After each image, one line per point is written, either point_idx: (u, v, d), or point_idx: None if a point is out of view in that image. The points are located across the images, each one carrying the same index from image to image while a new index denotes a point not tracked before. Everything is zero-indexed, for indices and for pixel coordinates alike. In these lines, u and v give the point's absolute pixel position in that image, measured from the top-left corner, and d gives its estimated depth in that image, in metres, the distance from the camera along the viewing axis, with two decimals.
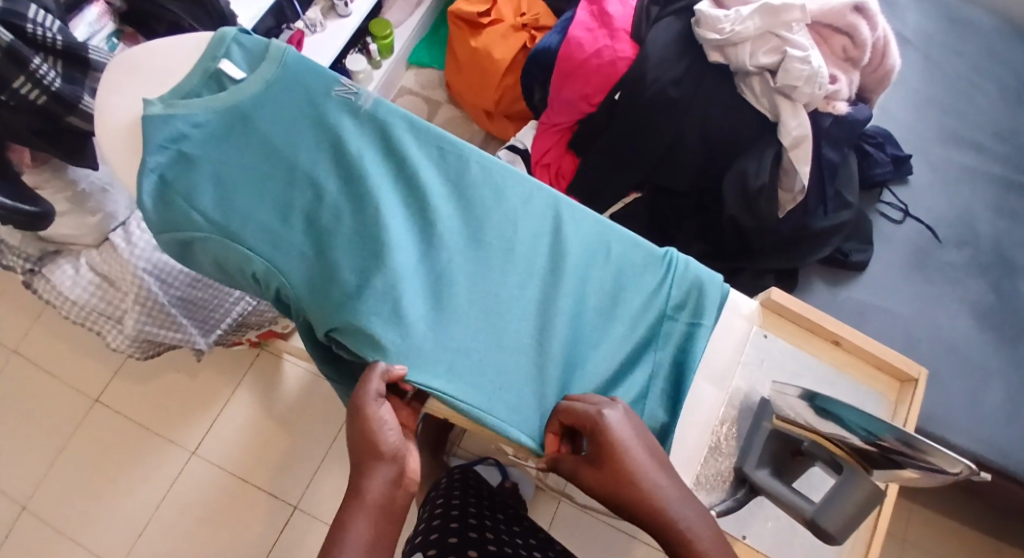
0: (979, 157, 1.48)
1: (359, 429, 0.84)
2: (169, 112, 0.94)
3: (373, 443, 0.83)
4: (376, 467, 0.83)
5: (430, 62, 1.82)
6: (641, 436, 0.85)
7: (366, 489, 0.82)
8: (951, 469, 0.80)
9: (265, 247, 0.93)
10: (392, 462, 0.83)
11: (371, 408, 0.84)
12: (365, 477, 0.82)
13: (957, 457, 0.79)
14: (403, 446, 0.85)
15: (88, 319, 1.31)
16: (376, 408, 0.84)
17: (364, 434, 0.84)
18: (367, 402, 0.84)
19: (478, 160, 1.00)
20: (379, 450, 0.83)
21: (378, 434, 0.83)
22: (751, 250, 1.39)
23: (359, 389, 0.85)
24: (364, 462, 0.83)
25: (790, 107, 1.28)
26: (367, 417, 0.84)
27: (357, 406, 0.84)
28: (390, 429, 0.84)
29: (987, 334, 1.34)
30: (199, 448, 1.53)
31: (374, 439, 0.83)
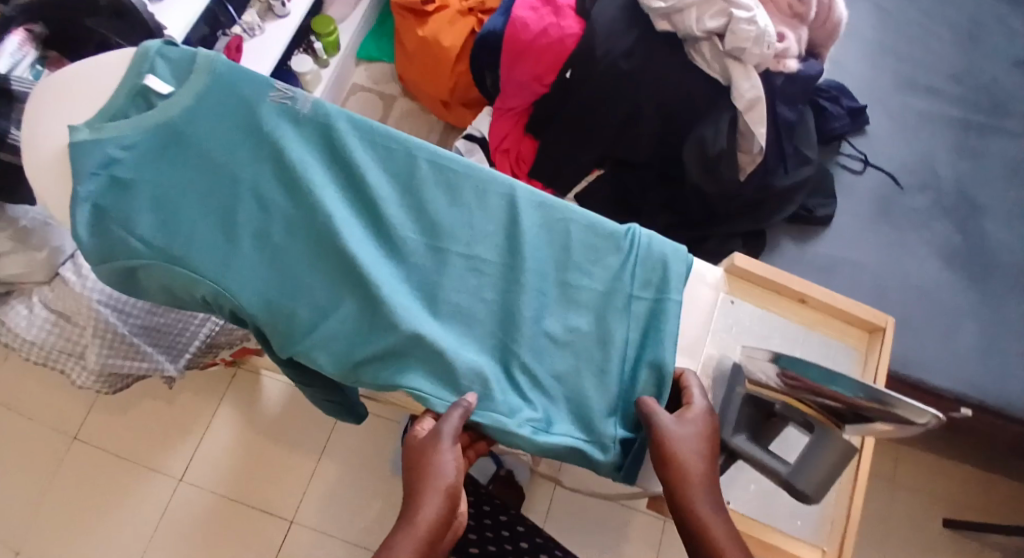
0: (933, 99, 1.48)
1: (423, 461, 0.84)
2: (96, 136, 0.91)
3: (434, 477, 0.82)
4: (435, 499, 0.81)
5: (379, 55, 1.79)
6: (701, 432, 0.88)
7: (418, 519, 0.80)
8: (920, 420, 0.79)
9: (211, 267, 0.90)
10: (448, 496, 0.82)
11: (440, 445, 0.84)
12: (418, 506, 0.80)
13: (925, 408, 0.77)
14: (459, 486, 0.83)
15: (50, 359, 1.26)
16: (447, 449, 0.84)
17: (427, 468, 0.83)
18: (442, 438, 0.84)
19: (427, 155, 0.97)
20: (442, 485, 0.82)
21: (440, 470, 0.82)
22: (717, 215, 1.38)
23: (439, 425, 0.85)
24: (423, 493, 0.81)
25: (741, 68, 1.27)
26: (434, 455, 0.83)
27: (433, 441, 0.84)
28: (453, 469, 0.83)
29: (954, 274, 1.34)
30: (186, 474, 1.50)
31: (437, 473, 0.82)
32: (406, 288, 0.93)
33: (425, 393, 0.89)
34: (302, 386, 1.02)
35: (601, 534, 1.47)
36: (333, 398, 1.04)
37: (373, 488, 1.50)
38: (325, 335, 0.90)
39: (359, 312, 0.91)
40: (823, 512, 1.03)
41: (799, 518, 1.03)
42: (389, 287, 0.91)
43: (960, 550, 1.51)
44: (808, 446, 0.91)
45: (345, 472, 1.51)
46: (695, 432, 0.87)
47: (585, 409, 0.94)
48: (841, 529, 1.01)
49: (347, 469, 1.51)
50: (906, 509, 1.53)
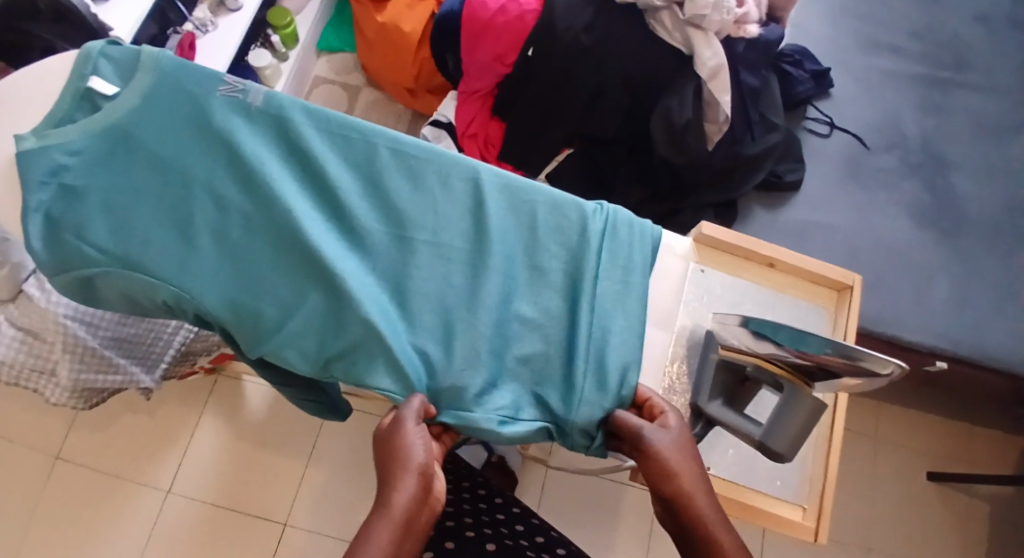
0: (896, 58, 1.49)
1: (390, 444, 0.82)
2: (43, 144, 0.90)
3: (404, 458, 0.80)
4: (408, 480, 0.79)
5: (341, 46, 1.75)
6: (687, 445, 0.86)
7: (393, 503, 0.78)
8: (885, 370, 0.79)
9: (170, 271, 0.88)
10: (420, 476, 0.80)
11: (406, 426, 0.83)
12: (391, 490, 0.78)
13: (889, 359, 0.78)
14: (431, 465, 0.82)
15: (21, 378, 1.24)
16: (413, 430, 0.83)
17: (396, 451, 0.81)
18: (407, 420, 0.83)
19: (385, 143, 0.95)
20: (412, 466, 0.80)
21: (409, 451, 0.81)
22: (686, 185, 1.37)
23: (403, 411, 0.84)
24: (394, 476, 0.80)
25: (702, 37, 1.26)
26: (401, 435, 0.82)
27: (398, 423, 0.83)
28: (421, 447, 0.82)
29: (925, 230, 1.35)
30: (174, 485, 1.48)
31: (405, 454, 0.81)
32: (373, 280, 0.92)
33: (389, 391, 0.89)
34: (278, 387, 1.00)
35: (595, 516, 1.47)
36: (310, 397, 1.02)
37: (364, 484, 1.49)
38: (294, 333, 0.89)
39: (324, 304, 0.90)
40: (803, 471, 1.03)
41: (779, 478, 1.03)
42: (354, 280, 0.90)
43: (948, 502, 1.53)
44: (778, 406, 0.91)
45: (334, 471, 1.50)
46: (678, 437, 0.86)
47: (559, 387, 0.93)
48: (820, 486, 1.02)
49: (336, 469, 1.50)
50: (892, 466, 1.55)
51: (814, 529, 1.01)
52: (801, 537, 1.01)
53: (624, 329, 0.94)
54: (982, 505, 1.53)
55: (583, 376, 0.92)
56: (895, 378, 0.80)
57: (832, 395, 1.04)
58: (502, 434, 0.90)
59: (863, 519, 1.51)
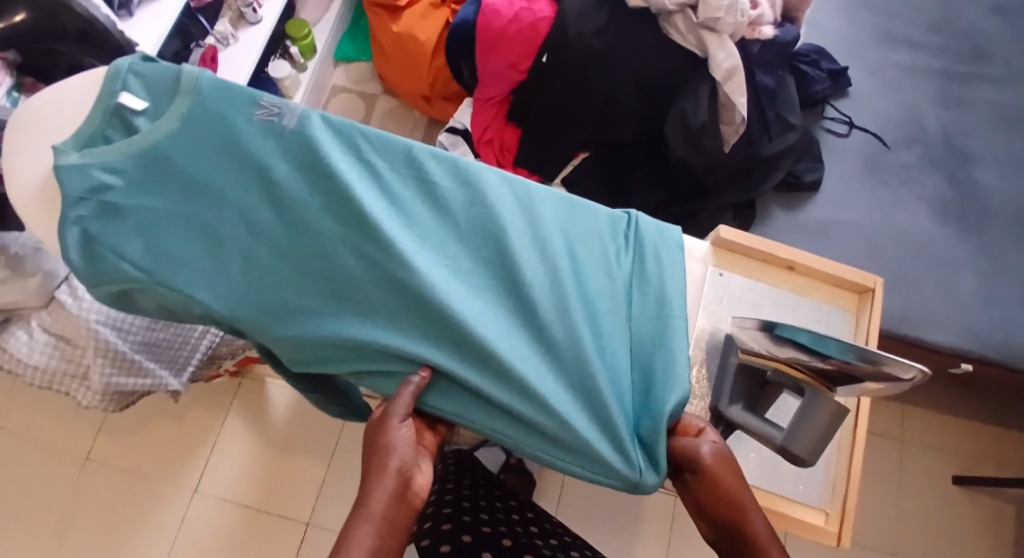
0: (914, 54, 1.48)
1: (373, 442, 0.87)
2: (83, 161, 0.94)
3: (383, 456, 0.86)
4: (387, 479, 0.84)
5: (357, 55, 1.78)
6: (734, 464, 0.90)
7: (372, 500, 0.83)
8: (907, 374, 0.80)
9: (204, 288, 0.92)
10: (397, 473, 0.85)
11: (389, 425, 0.88)
12: (370, 487, 0.84)
13: (909, 361, 0.79)
14: (410, 463, 0.87)
15: (54, 383, 1.27)
16: (394, 427, 0.88)
17: (378, 450, 0.87)
18: (390, 418, 0.88)
19: (404, 159, 0.98)
20: (390, 465, 0.85)
21: (387, 448, 0.86)
22: (705, 188, 1.37)
23: (389, 404, 0.89)
24: (374, 475, 0.85)
25: (716, 39, 1.26)
26: (383, 434, 0.87)
27: (381, 421, 0.88)
28: (399, 444, 0.87)
29: (948, 226, 1.35)
30: (201, 486, 1.51)
31: (385, 454, 0.86)
32: (400, 297, 0.93)
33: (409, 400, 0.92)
34: (307, 394, 1.03)
35: (615, 517, 1.48)
36: (340, 401, 1.05)
37: None
38: (326, 345, 0.92)
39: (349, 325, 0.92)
40: (826, 474, 1.04)
41: (801, 481, 1.03)
42: (382, 294, 0.93)
43: (974, 501, 1.53)
44: (800, 409, 0.91)
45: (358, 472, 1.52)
46: (727, 460, 0.90)
47: (579, 402, 0.93)
48: (842, 489, 1.03)
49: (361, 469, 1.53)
50: (915, 466, 1.55)
51: (837, 532, 1.02)
52: (823, 540, 1.02)
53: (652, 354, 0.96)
54: (1008, 503, 1.52)
55: (605, 398, 0.92)
56: (918, 381, 0.81)
57: (855, 400, 1.04)
58: (525, 446, 0.92)
59: (888, 519, 1.51)
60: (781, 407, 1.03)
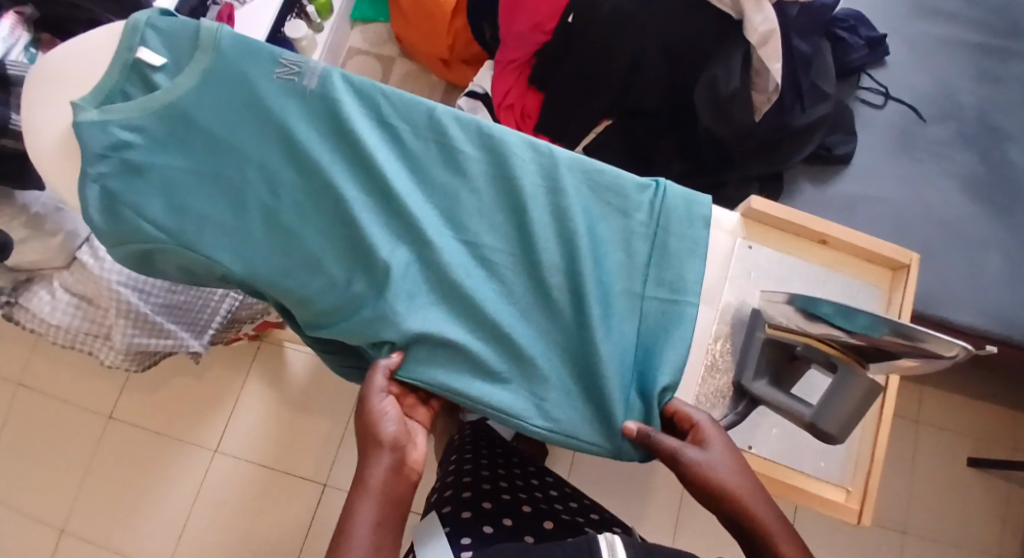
0: (952, 25, 1.43)
1: (362, 419, 0.87)
2: (103, 118, 0.93)
3: (374, 431, 0.86)
4: (380, 455, 0.85)
5: (374, 16, 1.75)
6: (725, 451, 0.87)
7: (369, 477, 0.83)
8: (950, 352, 0.77)
9: (224, 250, 0.92)
10: (392, 447, 0.85)
11: (374, 401, 0.87)
12: (366, 465, 0.84)
13: (954, 339, 0.76)
14: (402, 435, 0.87)
15: (77, 342, 1.28)
16: (378, 403, 0.87)
17: (367, 425, 0.86)
18: (372, 394, 0.88)
19: (427, 123, 0.96)
20: (383, 440, 0.85)
21: (377, 423, 0.86)
22: (732, 160, 1.34)
23: (365, 384, 0.89)
24: (368, 451, 0.85)
25: (752, 1, 1.21)
26: (368, 409, 0.87)
27: (364, 398, 0.88)
28: (389, 419, 0.87)
29: (980, 205, 1.31)
30: (221, 445, 1.53)
31: (377, 429, 0.86)
32: (416, 266, 0.93)
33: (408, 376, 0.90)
34: (323, 354, 1.03)
35: (628, 491, 1.48)
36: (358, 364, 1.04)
37: None
38: (341, 311, 0.92)
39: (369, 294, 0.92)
40: (848, 452, 1.02)
41: (823, 459, 1.02)
42: (399, 261, 0.92)
43: (991, 486, 1.50)
44: (832, 386, 0.89)
45: None
46: (719, 453, 0.86)
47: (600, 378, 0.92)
48: (865, 467, 1.01)
49: None
50: (934, 447, 1.52)
51: (857, 510, 1.00)
52: (843, 517, 1.01)
53: (674, 338, 0.94)
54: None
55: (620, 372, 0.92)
56: (958, 359, 0.79)
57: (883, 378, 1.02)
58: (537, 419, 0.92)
59: (904, 500, 1.49)
60: (806, 384, 1.01)
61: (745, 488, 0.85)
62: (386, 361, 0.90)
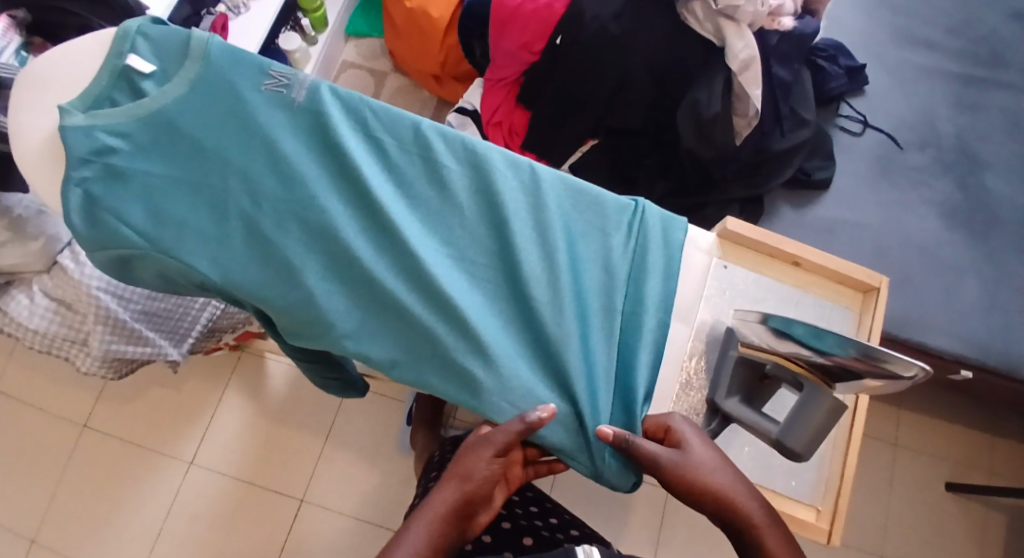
0: (932, 55, 1.46)
1: (463, 460, 0.87)
2: (89, 123, 0.93)
3: (463, 476, 0.85)
4: (448, 495, 0.84)
5: (368, 31, 1.76)
6: (706, 452, 0.88)
7: (429, 509, 0.83)
8: (909, 373, 0.80)
9: (202, 258, 0.92)
10: (465, 496, 0.84)
11: (484, 448, 0.86)
12: (435, 495, 0.84)
13: (914, 360, 0.79)
14: (480, 495, 0.85)
15: (53, 347, 1.27)
16: (485, 457, 0.86)
17: (464, 466, 0.86)
18: (490, 443, 0.87)
19: (413, 135, 0.97)
20: (464, 487, 0.84)
21: (470, 472, 0.85)
22: (714, 181, 1.36)
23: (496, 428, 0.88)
24: (444, 484, 0.85)
25: (734, 28, 1.25)
26: (475, 453, 0.86)
27: (481, 443, 0.87)
28: (481, 474, 0.85)
29: (957, 232, 1.34)
30: (197, 457, 1.51)
31: (470, 474, 0.85)
32: (395, 277, 0.94)
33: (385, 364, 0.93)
34: (301, 364, 1.04)
35: (608, 508, 1.48)
36: (333, 374, 1.06)
37: (379, 466, 1.51)
38: (318, 321, 0.92)
39: (351, 304, 0.93)
40: (819, 472, 1.03)
41: (795, 478, 1.03)
42: (378, 271, 0.93)
43: (968, 511, 1.52)
44: (798, 404, 0.92)
45: (355, 451, 1.52)
46: (700, 454, 0.87)
47: (576, 392, 0.93)
48: (835, 487, 1.03)
49: (354, 453, 1.52)
50: (911, 471, 1.54)
51: (827, 530, 1.01)
52: (813, 537, 1.02)
53: (647, 356, 0.95)
54: (1000, 514, 1.52)
55: (596, 384, 0.94)
56: (918, 380, 0.81)
57: (852, 399, 1.04)
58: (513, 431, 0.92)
59: (879, 524, 1.51)
60: (777, 402, 1.02)
61: (729, 485, 0.86)
62: (537, 411, 0.88)
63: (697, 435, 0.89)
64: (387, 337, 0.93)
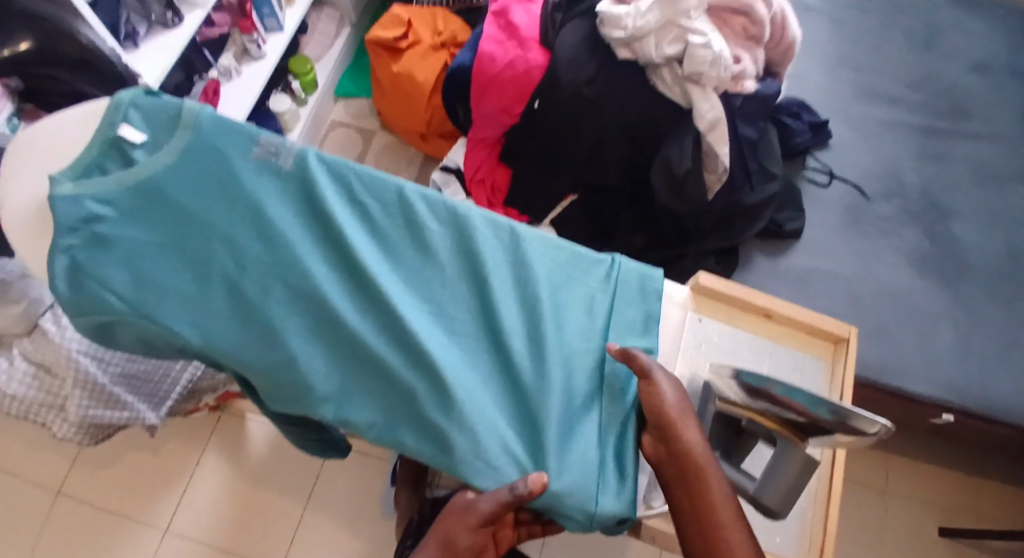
0: (895, 109, 1.53)
1: (449, 522, 0.92)
2: (76, 191, 0.95)
3: (445, 539, 0.92)
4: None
5: (356, 91, 1.81)
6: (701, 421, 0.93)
7: None
8: (872, 429, 0.83)
9: (185, 323, 0.92)
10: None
11: (467, 518, 0.91)
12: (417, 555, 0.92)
13: (875, 416, 0.82)
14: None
15: (30, 413, 1.25)
16: (467, 526, 0.91)
17: (448, 529, 0.92)
18: (473, 512, 0.91)
19: (398, 198, 1.00)
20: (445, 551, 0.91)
21: (451, 537, 0.91)
22: (688, 234, 1.40)
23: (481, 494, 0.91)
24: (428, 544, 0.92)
25: (700, 92, 1.29)
26: (458, 520, 0.91)
27: (465, 509, 0.91)
28: (463, 539, 0.91)
29: (927, 278, 1.38)
30: (172, 524, 1.48)
31: (451, 539, 0.91)
32: (378, 339, 0.94)
33: (368, 425, 0.93)
34: (282, 427, 1.04)
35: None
36: (314, 435, 1.06)
37: (366, 527, 1.50)
38: (299, 385, 0.92)
39: (334, 366, 0.94)
40: (802, 527, 1.05)
41: (778, 534, 1.04)
42: (362, 333, 0.94)
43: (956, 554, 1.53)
44: (772, 459, 0.95)
45: (339, 512, 1.51)
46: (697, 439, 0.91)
47: (560, 448, 0.93)
48: (819, 542, 1.03)
49: (337, 516, 1.50)
50: (901, 517, 1.55)
51: None
52: None
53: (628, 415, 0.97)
54: None
55: (579, 444, 0.94)
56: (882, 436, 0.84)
57: (829, 453, 1.05)
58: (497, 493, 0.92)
59: None
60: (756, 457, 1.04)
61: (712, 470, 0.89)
62: (525, 482, 0.90)
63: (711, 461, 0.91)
64: (370, 400, 0.93)
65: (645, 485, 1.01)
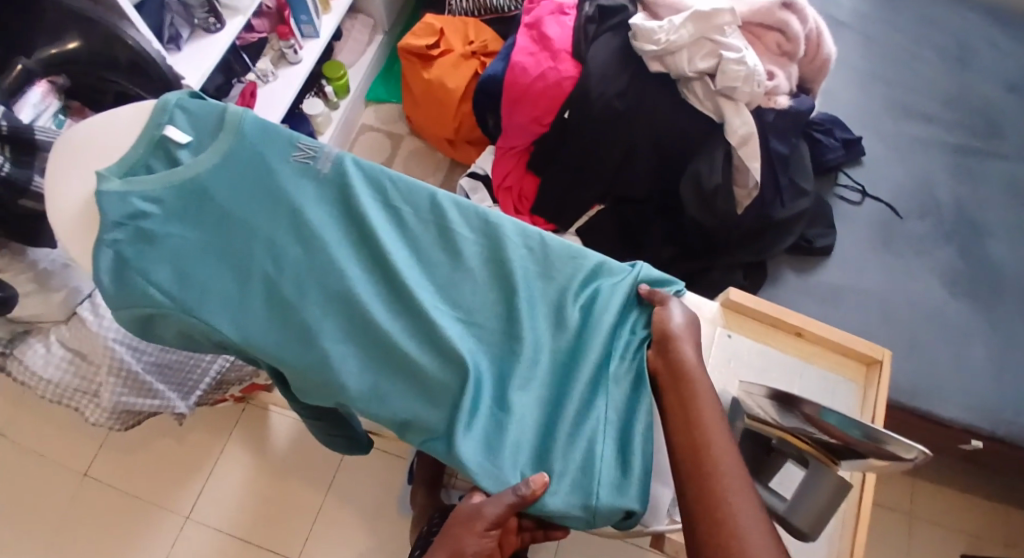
0: (929, 127, 1.51)
1: (458, 528, 0.92)
2: (124, 188, 0.98)
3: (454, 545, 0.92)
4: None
5: (388, 97, 1.84)
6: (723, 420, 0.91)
7: None
8: (908, 454, 0.83)
9: (224, 318, 0.95)
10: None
11: (475, 523, 0.91)
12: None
13: (912, 442, 0.81)
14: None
15: (65, 397, 1.28)
16: (475, 531, 0.91)
17: (456, 535, 0.92)
18: (480, 517, 0.90)
19: (431, 204, 1.02)
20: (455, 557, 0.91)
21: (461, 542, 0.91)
22: (717, 247, 1.40)
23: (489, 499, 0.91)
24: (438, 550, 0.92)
25: (732, 106, 1.29)
26: (466, 525, 0.91)
27: (472, 514, 0.91)
28: (472, 544, 0.91)
29: (960, 299, 1.36)
30: (194, 511, 1.51)
31: (460, 544, 0.91)
32: (409, 341, 0.96)
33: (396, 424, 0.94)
34: (310, 421, 1.06)
35: None
36: (340, 432, 1.08)
37: (384, 524, 1.51)
38: (331, 382, 0.94)
39: (365, 366, 0.95)
40: (829, 550, 1.05)
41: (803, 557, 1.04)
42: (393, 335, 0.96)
43: None
44: (805, 480, 0.95)
45: (359, 508, 1.53)
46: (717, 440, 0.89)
47: (582, 454, 0.94)
48: None
49: (356, 512, 1.52)
50: (927, 542, 1.53)
51: None
52: None
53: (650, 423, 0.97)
54: None
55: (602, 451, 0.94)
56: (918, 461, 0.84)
57: (859, 475, 1.06)
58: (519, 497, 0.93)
59: None
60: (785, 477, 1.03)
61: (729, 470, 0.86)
62: (526, 484, 0.91)
63: (735, 456, 0.88)
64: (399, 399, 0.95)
65: (668, 498, 0.99)
